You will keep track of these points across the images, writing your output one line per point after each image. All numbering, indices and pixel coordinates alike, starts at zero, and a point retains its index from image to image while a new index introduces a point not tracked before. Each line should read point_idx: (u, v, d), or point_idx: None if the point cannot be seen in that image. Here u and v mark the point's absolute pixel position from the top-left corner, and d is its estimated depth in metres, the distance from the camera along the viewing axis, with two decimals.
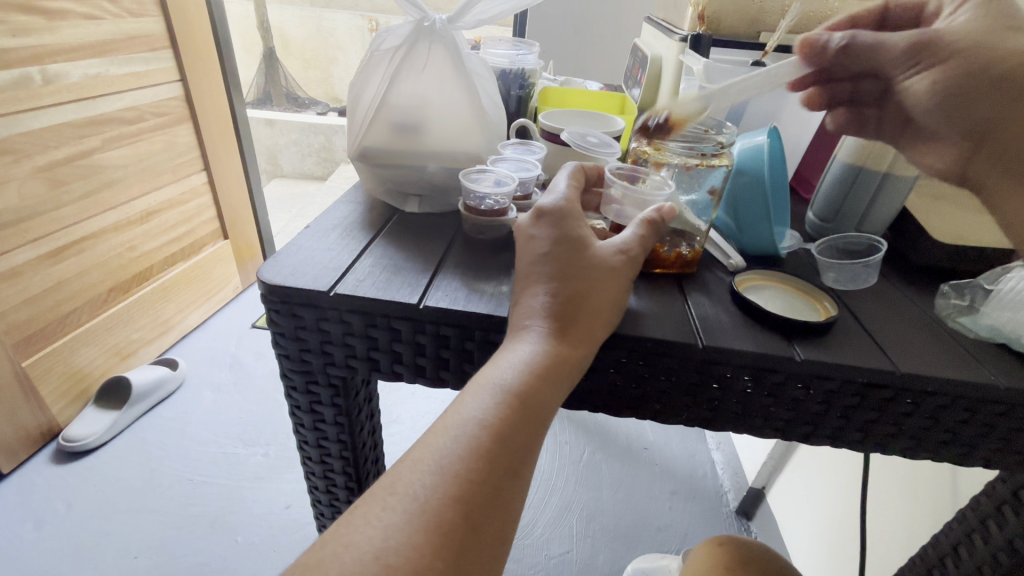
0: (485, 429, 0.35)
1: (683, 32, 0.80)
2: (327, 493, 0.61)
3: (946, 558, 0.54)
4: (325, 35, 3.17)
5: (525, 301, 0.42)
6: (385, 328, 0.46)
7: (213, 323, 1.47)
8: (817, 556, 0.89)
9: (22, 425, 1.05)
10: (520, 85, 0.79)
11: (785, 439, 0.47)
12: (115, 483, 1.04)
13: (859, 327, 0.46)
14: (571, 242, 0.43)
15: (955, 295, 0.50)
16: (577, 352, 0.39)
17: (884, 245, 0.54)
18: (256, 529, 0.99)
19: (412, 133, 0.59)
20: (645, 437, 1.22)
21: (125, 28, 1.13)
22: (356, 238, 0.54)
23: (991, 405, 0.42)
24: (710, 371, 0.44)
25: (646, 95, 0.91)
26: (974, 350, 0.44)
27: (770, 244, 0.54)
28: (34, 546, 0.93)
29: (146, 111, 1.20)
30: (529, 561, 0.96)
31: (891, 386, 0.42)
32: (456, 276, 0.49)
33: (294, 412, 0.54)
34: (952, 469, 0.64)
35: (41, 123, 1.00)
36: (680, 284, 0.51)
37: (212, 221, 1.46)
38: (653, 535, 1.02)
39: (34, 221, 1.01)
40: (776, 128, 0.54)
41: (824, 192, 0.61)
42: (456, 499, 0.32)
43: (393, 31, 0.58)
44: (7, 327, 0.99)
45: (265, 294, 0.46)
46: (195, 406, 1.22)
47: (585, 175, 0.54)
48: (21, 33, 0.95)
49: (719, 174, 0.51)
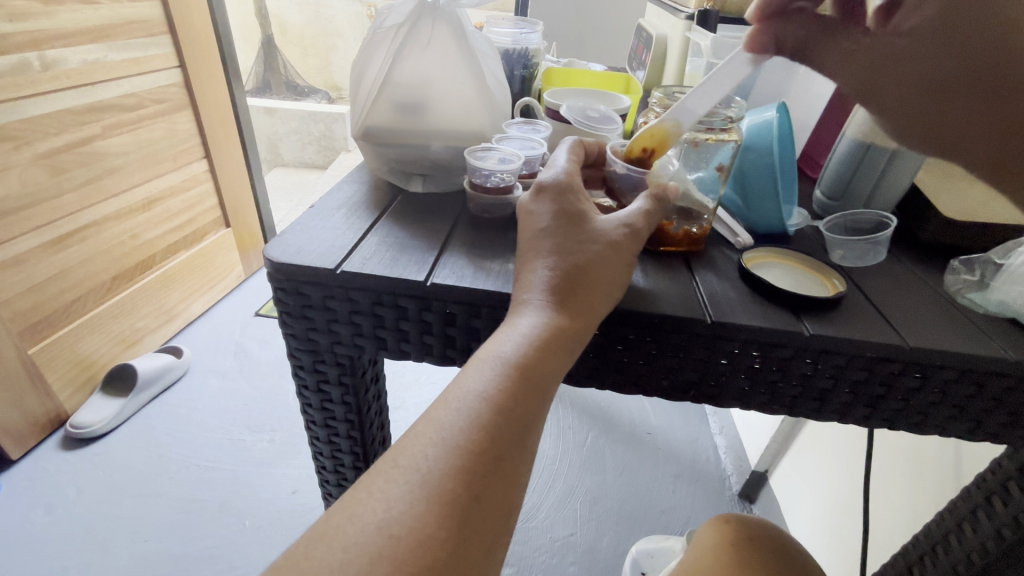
0: (487, 402, 0.35)
1: (689, 10, 0.80)
2: (335, 472, 0.61)
3: (950, 535, 0.54)
4: (325, 22, 3.13)
5: (527, 275, 0.42)
6: (392, 306, 0.46)
7: (217, 311, 1.47)
8: (820, 537, 0.90)
9: (31, 412, 1.06)
10: (523, 65, 0.78)
11: (792, 415, 0.47)
12: (124, 469, 1.05)
13: (866, 302, 0.46)
14: (571, 217, 0.42)
15: (965, 271, 0.50)
16: (579, 324, 0.39)
17: (893, 221, 0.54)
18: (264, 512, 1.00)
19: (415, 112, 0.58)
20: (648, 422, 1.22)
21: (123, 13, 1.12)
22: (361, 217, 0.54)
23: (1001, 378, 0.41)
24: (718, 346, 0.44)
25: (651, 76, 0.90)
26: (985, 326, 0.44)
27: (778, 222, 0.54)
28: (44, 531, 0.94)
29: (146, 97, 1.20)
30: (532, 543, 0.97)
31: (899, 360, 0.42)
32: (462, 254, 0.49)
33: (301, 391, 0.54)
34: (957, 449, 0.65)
35: (40, 110, 0.99)
36: (688, 262, 0.50)
37: (213, 209, 1.46)
38: (656, 518, 1.03)
39: (36, 208, 1.01)
40: (784, 103, 0.54)
41: (832, 168, 0.60)
42: (460, 470, 0.32)
43: (395, 10, 0.57)
44: (12, 315, 1.00)
45: (272, 273, 0.46)
46: (201, 393, 1.22)
47: (586, 152, 0.52)
48: (19, 18, 0.94)
49: (727, 151, 0.51)
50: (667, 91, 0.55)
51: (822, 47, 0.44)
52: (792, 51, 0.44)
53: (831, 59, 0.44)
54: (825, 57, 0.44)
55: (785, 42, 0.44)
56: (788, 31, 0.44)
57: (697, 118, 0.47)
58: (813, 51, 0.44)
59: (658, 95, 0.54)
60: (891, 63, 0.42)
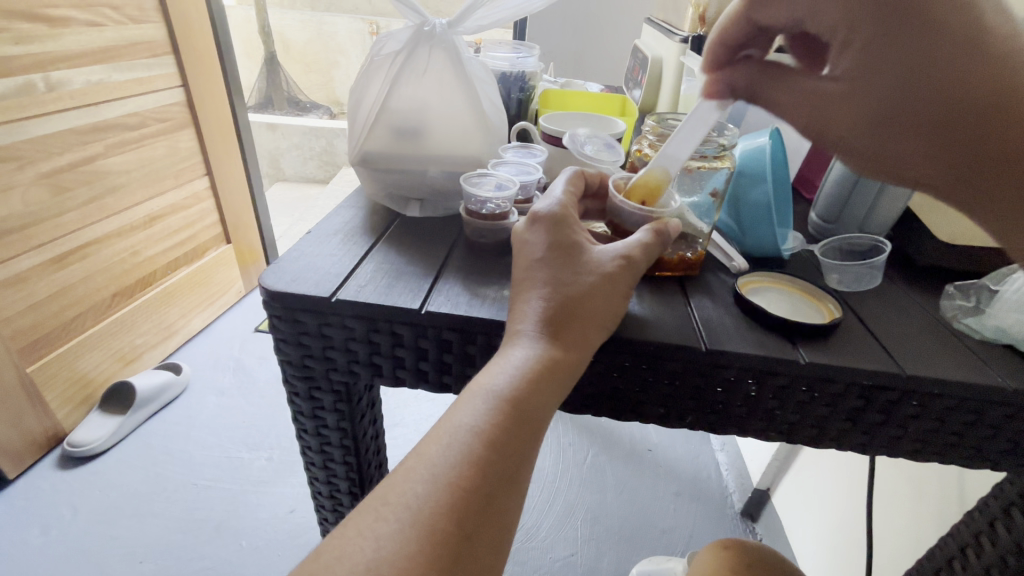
0: (479, 437, 0.35)
1: (684, 35, 0.81)
2: (330, 498, 0.61)
3: (954, 560, 0.54)
4: (327, 39, 3.18)
5: (520, 306, 0.41)
6: (388, 334, 0.46)
7: (217, 328, 1.48)
8: (824, 558, 0.89)
9: (28, 430, 1.06)
10: (520, 88, 0.79)
11: (790, 442, 0.47)
12: (121, 488, 1.04)
13: (862, 328, 0.46)
14: (565, 248, 0.43)
15: (961, 296, 0.50)
16: (573, 356, 0.39)
17: (888, 245, 0.54)
18: (261, 533, 0.99)
19: (413, 138, 0.59)
20: (649, 439, 1.21)
21: (127, 34, 1.14)
22: (358, 242, 0.54)
23: (999, 407, 0.41)
24: (715, 374, 0.44)
25: (647, 98, 0.92)
26: (981, 352, 0.44)
27: (773, 247, 0.54)
28: (39, 551, 0.93)
29: (148, 117, 1.21)
30: (533, 563, 0.96)
31: (896, 388, 0.42)
32: (458, 280, 0.49)
33: (296, 417, 0.54)
34: (960, 470, 0.64)
35: (44, 130, 1.00)
36: (683, 288, 0.51)
37: (215, 226, 1.46)
38: (658, 538, 1.02)
39: (38, 227, 1.02)
40: (777, 130, 0.55)
41: (826, 192, 0.60)
42: (451, 509, 0.32)
43: (393, 37, 0.58)
44: (11, 333, 1.00)
45: (267, 301, 0.46)
46: (199, 410, 1.22)
47: (587, 182, 0.53)
48: (24, 41, 0.95)
49: (721, 176, 0.52)
50: (661, 117, 0.56)
51: (774, 87, 0.42)
52: (745, 92, 0.44)
53: (782, 102, 0.42)
54: (780, 98, 0.42)
55: (737, 85, 0.44)
56: (738, 77, 0.44)
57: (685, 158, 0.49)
58: (763, 94, 0.43)
59: (652, 123, 0.55)
60: (832, 103, 0.40)
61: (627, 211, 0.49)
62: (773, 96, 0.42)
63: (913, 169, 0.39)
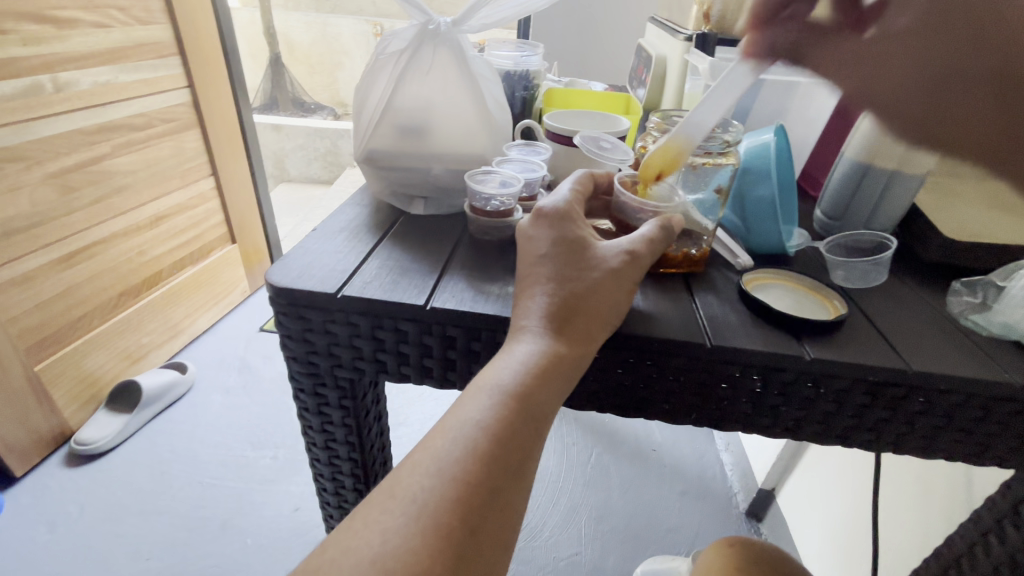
0: (484, 431, 0.35)
1: (688, 32, 0.81)
2: (335, 494, 0.61)
3: (962, 559, 0.53)
4: (331, 40, 3.19)
5: (525, 302, 0.42)
6: (392, 330, 0.47)
7: (222, 327, 1.48)
8: (830, 558, 0.88)
9: (35, 429, 1.07)
10: (524, 86, 0.79)
11: (796, 439, 0.47)
12: (127, 486, 1.05)
13: (868, 325, 0.46)
14: (570, 244, 0.43)
15: (967, 292, 0.50)
16: (577, 351, 0.39)
17: (893, 243, 0.53)
18: (266, 531, 0.99)
19: (417, 136, 0.59)
20: (653, 438, 1.21)
21: (134, 35, 1.14)
22: (363, 240, 0.54)
23: (1007, 403, 0.41)
24: (720, 370, 0.44)
25: (651, 96, 0.92)
26: (989, 348, 0.44)
27: (777, 244, 0.54)
28: (46, 549, 0.94)
29: (154, 117, 1.22)
30: (537, 563, 0.96)
31: (903, 385, 0.42)
32: (462, 277, 0.50)
33: (302, 414, 0.54)
34: (967, 469, 0.64)
35: (51, 130, 1.01)
36: (688, 284, 0.51)
37: (220, 226, 1.47)
38: (662, 537, 1.02)
39: (46, 226, 1.02)
40: (782, 126, 0.55)
41: (831, 189, 0.60)
42: (456, 502, 0.32)
43: (398, 35, 0.58)
44: (19, 332, 1.01)
45: (273, 297, 0.47)
46: (204, 409, 1.22)
47: (595, 183, 0.53)
48: (33, 42, 0.96)
49: (725, 174, 0.52)
50: (666, 113, 0.56)
51: (818, 49, 0.42)
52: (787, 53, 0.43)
53: (828, 61, 0.42)
54: (826, 61, 0.42)
55: (779, 46, 0.43)
56: (780, 36, 0.43)
57: (705, 132, 0.48)
58: (810, 53, 0.43)
59: (656, 119, 0.55)
60: (884, 61, 0.39)
61: (633, 208, 0.50)
62: (819, 56, 0.42)
63: (964, 132, 0.38)
